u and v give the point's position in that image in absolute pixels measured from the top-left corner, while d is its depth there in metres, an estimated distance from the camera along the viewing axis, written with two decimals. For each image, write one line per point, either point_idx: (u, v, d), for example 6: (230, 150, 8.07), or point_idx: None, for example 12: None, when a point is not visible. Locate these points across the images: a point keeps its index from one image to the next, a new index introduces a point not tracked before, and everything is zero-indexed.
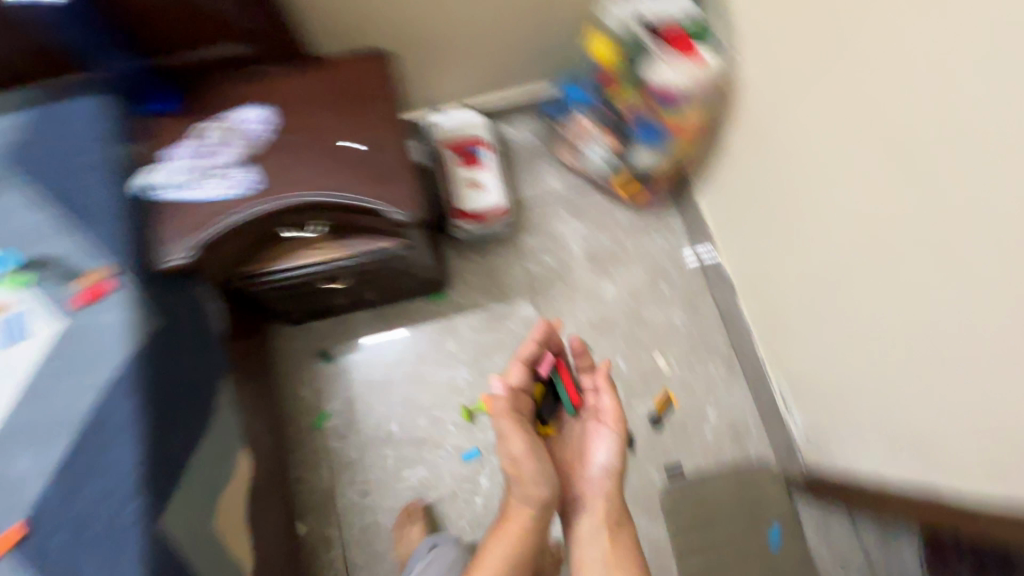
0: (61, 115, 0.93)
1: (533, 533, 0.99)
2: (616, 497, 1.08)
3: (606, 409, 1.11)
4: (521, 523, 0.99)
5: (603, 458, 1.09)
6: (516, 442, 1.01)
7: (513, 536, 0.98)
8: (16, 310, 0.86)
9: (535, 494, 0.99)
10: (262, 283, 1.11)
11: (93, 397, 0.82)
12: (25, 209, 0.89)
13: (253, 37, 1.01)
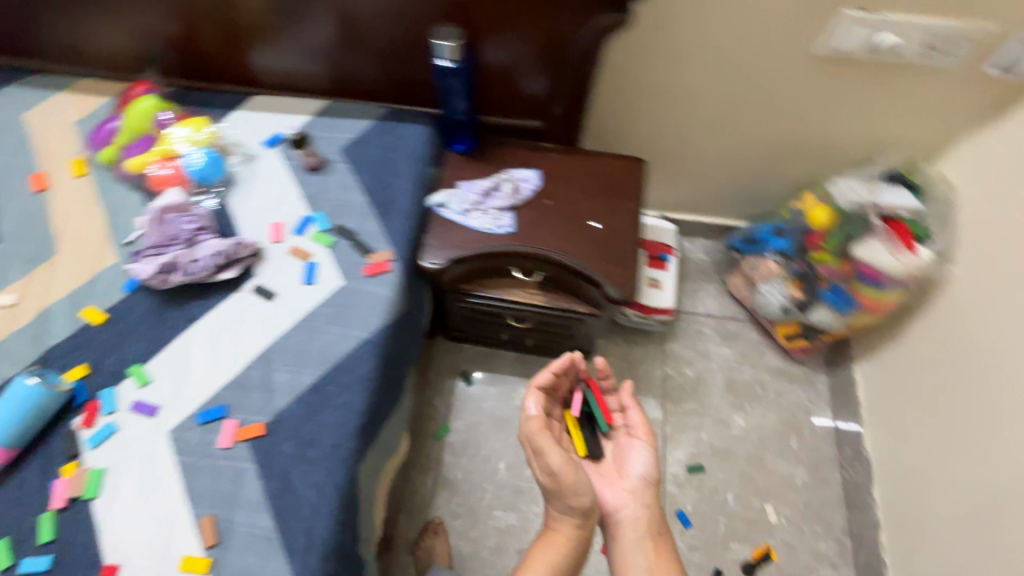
0: (401, 134, 1.21)
1: (571, 544, 1.01)
2: (652, 507, 1.05)
3: (635, 426, 1.12)
4: (562, 532, 1.02)
5: (637, 470, 1.07)
6: (557, 457, 1.00)
7: (556, 545, 1.01)
8: (316, 260, 1.08)
9: (578, 503, 0.99)
10: (465, 299, 1.28)
11: (346, 348, 1.00)
12: (351, 190, 1.15)
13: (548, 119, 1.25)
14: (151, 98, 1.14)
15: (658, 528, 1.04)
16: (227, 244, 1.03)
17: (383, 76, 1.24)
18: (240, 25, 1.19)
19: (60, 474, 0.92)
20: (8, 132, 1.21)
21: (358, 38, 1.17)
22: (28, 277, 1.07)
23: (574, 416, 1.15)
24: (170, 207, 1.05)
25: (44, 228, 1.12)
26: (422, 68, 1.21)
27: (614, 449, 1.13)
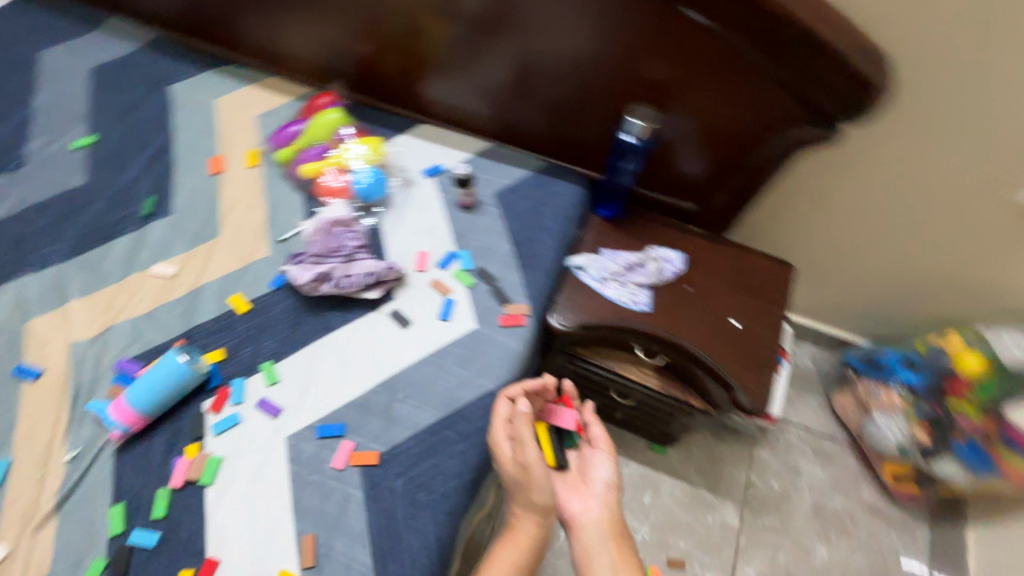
0: (555, 191, 1.23)
1: (527, 549, 0.86)
2: (615, 513, 0.92)
3: (597, 437, 1.00)
4: (518, 537, 0.87)
5: (600, 477, 0.95)
6: (530, 456, 0.88)
7: (514, 550, 0.86)
8: (454, 298, 1.09)
9: (539, 499, 0.87)
10: (575, 362, 1.23)
11: (471, 396, 1.00)
12: (499, 235, 1.16)
13: (702, 205, 1.23)
14: (337, 112, 1.20)
15: (621, 534, 0.90)
16: (381, 266, 1.07)
17: (547, 132, 1.26)
18: (427, 59, 1.24)
19: (182, 452, 0.95)
20: (198, 113, 1.30)
21: (537, 93, 1.19)
22: (188, 252, 1.13)
23: (547, 424, 0.99)
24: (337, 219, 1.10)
25: (211, 208, 1.18)
26: (589, 132, 1.21)
27: (580, 460, 1.00)
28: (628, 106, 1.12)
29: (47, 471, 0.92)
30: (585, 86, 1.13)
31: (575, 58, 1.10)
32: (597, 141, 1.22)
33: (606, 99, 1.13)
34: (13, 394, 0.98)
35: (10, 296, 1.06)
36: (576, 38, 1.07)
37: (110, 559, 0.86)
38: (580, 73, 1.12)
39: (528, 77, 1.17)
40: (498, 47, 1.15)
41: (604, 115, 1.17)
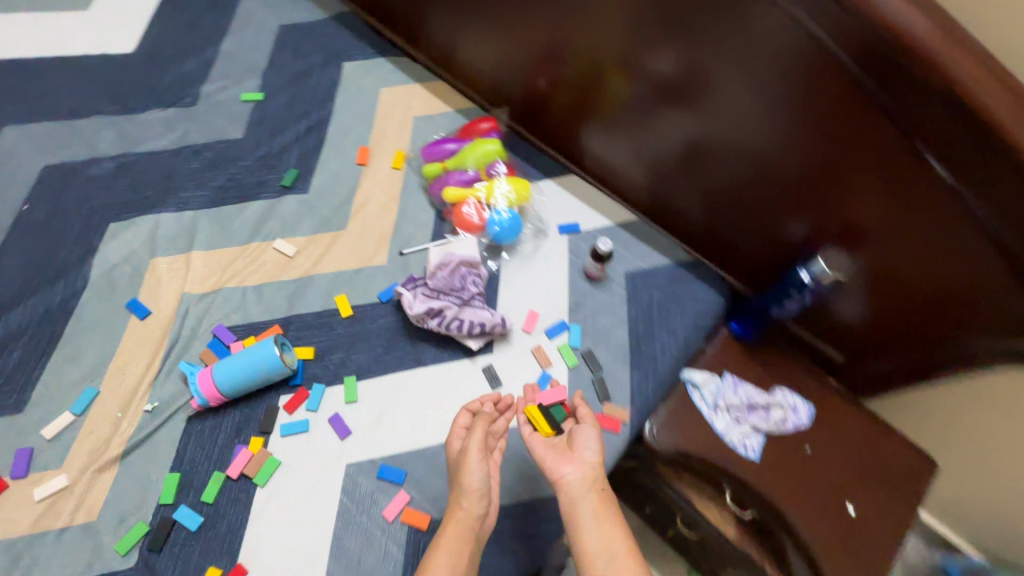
0: (692, 292, 1.12)
1: (465, 528, 0.76)
2: (597, 476, 0.75)
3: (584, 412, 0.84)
4: (461, 511, 0.77)
5: (583, 446, 0.78)
6: (468, 448, 0.80)
7: (456, 534, 0.76)
8: (553, 374, 1.01)
9: (470, 486, 0.78)
10: (650, 477, 1.08)
11: (540, 491, 0.93)
12: (618, 321, 1.07)
13: (853, 356, 1.07)
14: (495, 143, 1.14)
15: (603, 492, 0.74)
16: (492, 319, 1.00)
17: (700, 223, 1.10)
18: (592, 107, 1.11)
19: (247, 442, 0.93)
20: (362, 98, 1.29)
21: (703, 182, 1.03)
22: (312, 236, 1.12)
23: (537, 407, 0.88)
24: (464, 257, 1.05)
25: (345, 197, 1.17)
26: (750, 241, 1.05)
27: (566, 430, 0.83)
28: (808, 232, 0.96)
29: (126, 413, 0.93)
30: (764, 195, 0.96)
31: (763, 165, 0.92)
32: (755, 253, 1.06)
33: (785, 217, 0.96)
34: (119, 326, 1.00)
35: (145, 228, 1.09)
36: (773, 145, 0.89)
37: (152, 526, 0.86)
38: (763, 181, 0.95)
39: (698, 165, 1.02)
40: (675, 123, 0.99)
41: (776, 232, 1.00)
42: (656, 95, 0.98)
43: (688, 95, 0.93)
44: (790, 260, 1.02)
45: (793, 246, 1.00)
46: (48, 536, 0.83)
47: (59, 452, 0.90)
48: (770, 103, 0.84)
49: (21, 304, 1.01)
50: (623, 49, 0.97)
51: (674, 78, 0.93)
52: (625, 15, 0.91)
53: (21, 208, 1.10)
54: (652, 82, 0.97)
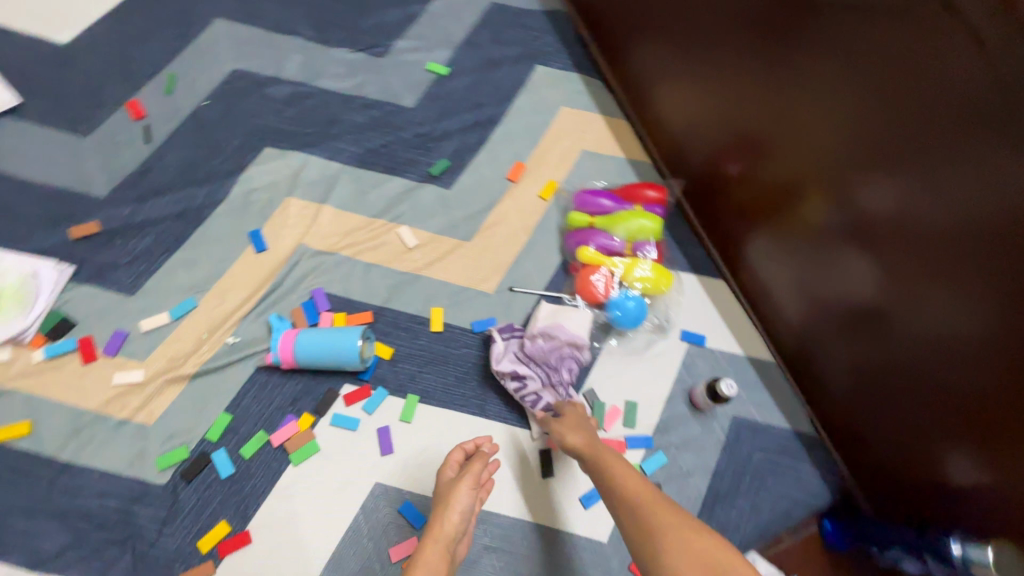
0: (797, 472, 0.97)
1: (443, 547, 0.71)
2: (591, 450, 0.76)
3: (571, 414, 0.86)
4: (444, 527, 0.73)
5: (567, 436, 0.80)
6: (461, 479, 0.77)
7: (432, 554, 0.70)
8: None
9: (455, 509, 0.74)
10: None
11: None
12: (701, 466, 0.95)
13: None
14: (655, 222, 1.02)
15: (600, 458, 0.73)
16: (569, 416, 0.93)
17: (845, 400, 0.91)
18: (778, 212, 0.93)
19: (298, 414, 0.93)
20: (539, 110, 1.22)
21: (868, 354, 0.83)
22: (436, 235, 1.09)
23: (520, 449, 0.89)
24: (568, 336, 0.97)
25: (481, 208, 1.12)
26: (881, 439, 0.86)
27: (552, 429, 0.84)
28: (981, 483, 0.72)
29: (210, 337, 0.97)
30: (938, 410, 0.74)
31: (953, 375, 0.71)
32: (899, 469, 0.84)
33: (953, 446, 0.74)
34: (237, 249, 1.03)
35: (293, 164, 1.11)
36: (978, 359, 0.67)
37: (192, 454, 0.90)
38: (944, 392, 0.73)
39: (872, 333, 0.81)
40: (865, 272, 0.79)
41: (934, 460, 0.77)
42: (853, 231, 0.79)
43: (892, 247, 0.74)
44: (941, 503, 0.78)
45: (951, 489, 0.76)
46: (112, 421, 0.90)
47: (147, 346, 0.95)
48: (983, 301, 0.65)
49: (168, 194, 1.06)
50: (832, 163, 0.79)
51: (877, 218, 0.75)
52: (851, 126, 0.74)
53: (201, 102, 1.15)
54: (856, 214, 0.78)
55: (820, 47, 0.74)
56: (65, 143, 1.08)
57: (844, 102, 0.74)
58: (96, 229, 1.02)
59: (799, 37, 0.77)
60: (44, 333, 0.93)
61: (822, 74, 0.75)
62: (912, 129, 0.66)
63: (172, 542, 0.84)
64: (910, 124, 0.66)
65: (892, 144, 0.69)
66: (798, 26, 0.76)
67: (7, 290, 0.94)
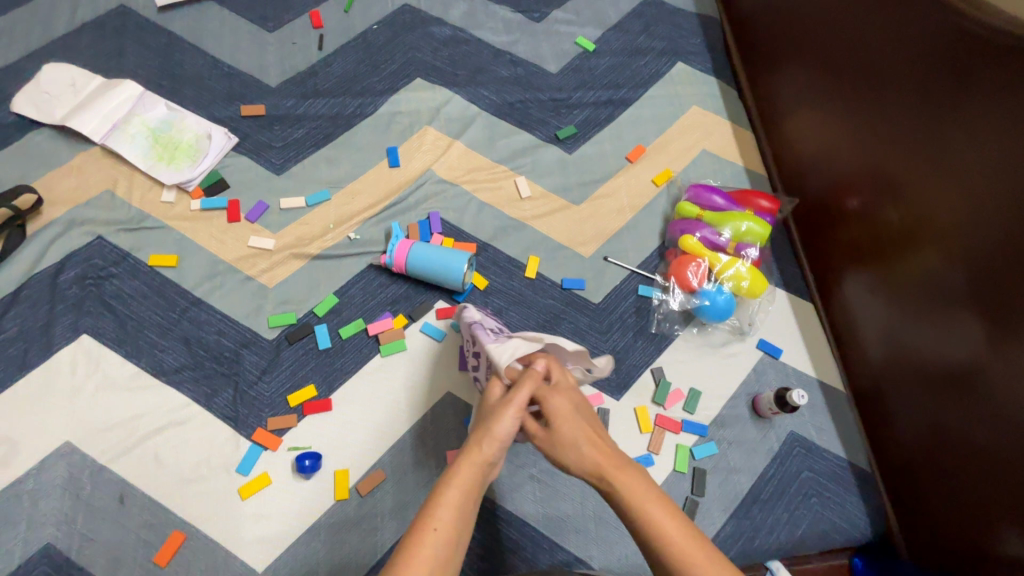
0: (841, 502, 0.97)
1: (476, 468, 0.65)
2: (599, 470, 0.67)
3: (560, 403, 0.71)
4: (482, 447, 0.66)
5: (563, 454, 0.69)
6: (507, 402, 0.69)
7: (465, 478, 0.64)
8: (655, 462, 0.96)
9: (495, 432, 0.67)
10: None
11: (573, 548, 0.90)
12: (749, 467, 0.97)
13: None
14: (764, 228, 1.06)
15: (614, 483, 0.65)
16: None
17: (908, 450, 0.92)
18: (889, 258, 0.95)
19: (394, 314, 1.03)
20: (671, 104, 1.27)
21: (948, 413, 0.84)
22: (548, 192, 1.16)
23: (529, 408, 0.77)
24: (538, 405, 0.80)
25: (596, 178, 1.18)
26: (939, 489, 0.86)
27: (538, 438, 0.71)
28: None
29: (335, 228, 1.08)
30: (1008, 484, 0.75)
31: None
32: (946, 527, 0.85)
33: (1009, 522, 0.75)
34: (374, 160, 1.14)
35: (438, 99, 1.21)
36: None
37: (298, 322, 1.00)
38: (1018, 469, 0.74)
39: (958, 394, 0.82)
40: (971, 336, 0.80)
41: (986, 531, 0.79)
42: (970, 293, 0.80)
43: (1010, 318, 0.74)
44: (981, 562, 0.80)
45: (995, 561, 0.78)
46: (240, 275, 1.02)
47: (281, 221, 1.07)
48: None
49: (326, 98, 1.18)
50: (967, 221, 0.80)
51: (999, 260, 0.76)
52: (1003, 190, 0.74)
53: (371, 26, 1.26)
54: (979, 276, 0.79)
55: (996, 103, 0.75)
56: (253, 35, 1.22)
57: (1003, 164, 0.74)
58: (262, 112, 1.15)
59: (976, 88, 0.77)
60: (203, 187, 1.07)
61: (989, 131, 0.76)
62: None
63: (266, 390, 0.95)
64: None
65: None
66: (979, 77, 0.77)
67: (183, 144, 1.09)
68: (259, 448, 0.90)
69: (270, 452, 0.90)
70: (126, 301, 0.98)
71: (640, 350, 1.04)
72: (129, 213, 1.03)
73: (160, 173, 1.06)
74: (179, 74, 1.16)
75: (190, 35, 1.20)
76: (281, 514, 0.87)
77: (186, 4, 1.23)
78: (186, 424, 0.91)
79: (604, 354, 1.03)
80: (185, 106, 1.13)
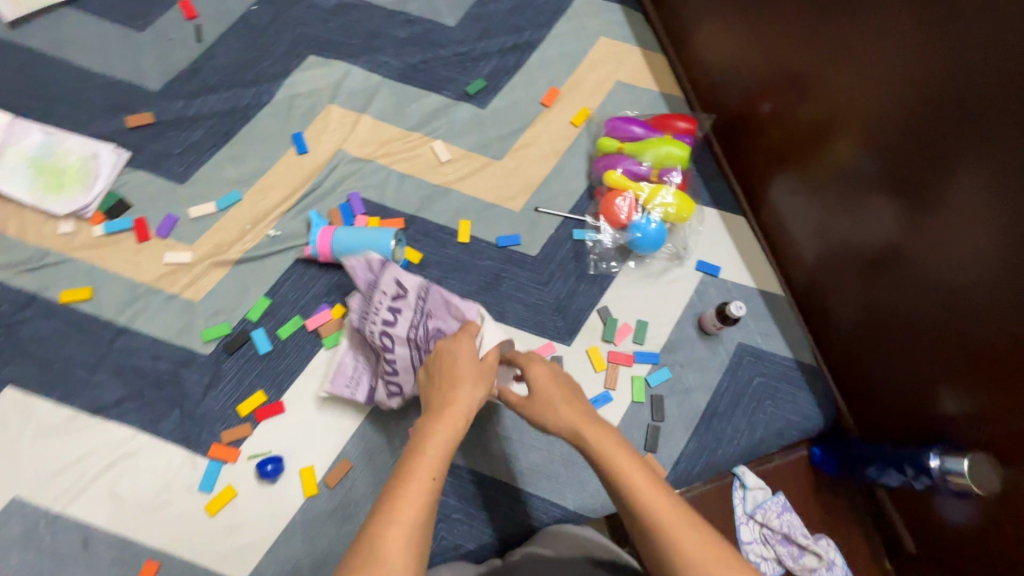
0: (795, 400, 1.02)
1: (451, 428, 0.64)
2: (575, 430, 0.67)
3: (546, 387, 0.72)
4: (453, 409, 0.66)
5: (545, 416, 0.70)
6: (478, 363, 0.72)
7: (442, 441, 0.63)
8: (613, 398, 0.99)
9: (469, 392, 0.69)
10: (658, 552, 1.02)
11: (547, 495, 0.92)
12: (704, 384, 1.01)
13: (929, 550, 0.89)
14: (684, 149, 1.05)
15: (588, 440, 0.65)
16: (353, 378, 0.93)
17: (849, 337, 0.95)
18: (807, 157, 0.96)
19: (330, 304, 1.00)
20: (578, 39, 1.23)
21: (879, 295, 0.87)
22: (468, 151, 1.13)
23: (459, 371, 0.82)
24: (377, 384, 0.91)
25: (514, 129, 1.15)
26: (879, 368, 0.91)
27: (522, 405, 0.73)
28: (963, 417, 0.78)
29: (253, 229, 1.03)
30: (939, 348, 0.79)
31: (962, 316, 0.75)
32: (889, 401, 0.90)
33: (942, 383, 0.80)
34: (280, 149, 1.09)
35: (336, 74, 1.15)
36: (989, 301, 0.71)
37: (234, 331, 0.97)
38: (948, 332, 0.77)
39: (888, 274, 0.85)
40: (888, 215, 0.82)
41: (923, 396, 0.83)
42: (887, 173, 0.81)
43: (922, 191, 0.77)
44: (920, 427, 0.85)
45: (933, 421, 0.82)
46: (162, 295, 0.98)
47: (195, 231, 1.02)
48: (995, 206, 0.68)
49: (217, 93, 1.11)
50: (869, 104, 0.81)
51: (902, 133, 0.77)
52: (900, 67, 0.75)
53: (250, 7, 1.18)
54: (886, 156, 0.81)
55: None
56: (121, 38, 1.12)
57: (890, 41, 0.75)
58: (150, 120, 1.07)
59: None
60: (103, 211, 1.00)
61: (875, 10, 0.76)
62: (965, 69, 0.68)
63: (214, 405, 0.93)
64: (960, 66, 0.68)
65: (931, 67, 0.71)
66: None
67: (70, 168, 1.02)
68: (217, 464, 0.89)
69: (230, 465, 0.89)
70: (46, 343, 0.93)
71: (584, 294, 1.04)
72: (27, 253, 0.97)
73: (53, 204, 0.99)
74: (51, 93, 1.07)
75: (53, 49, 1.10)
76: (255, 521, 0.87)
77: (40, 13, 1.12)
78: (137, 454, 0.89)
79: (550, 305, 1.03)
80: (64, 127, 1.05)
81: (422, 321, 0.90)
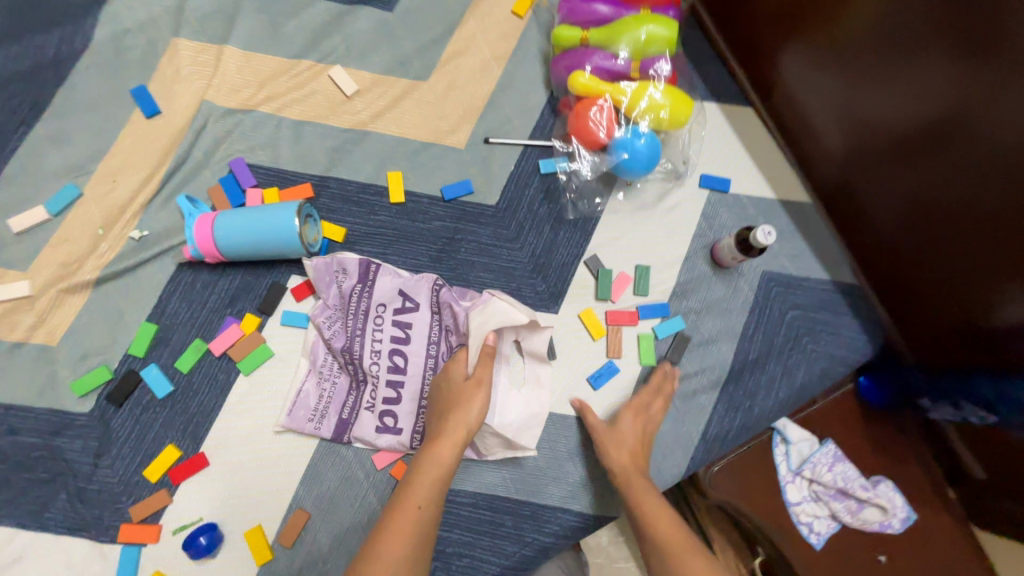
0: (838, 330, 0.84)
1: (442, 461, 0.64)
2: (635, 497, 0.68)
3: (627, 432, 0.73)
4: (446, 442, 0.65)
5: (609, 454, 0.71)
6: (473, 387, 0.69)
7: (430, 475, 0.63)
8: (621, 367, 0.79)
9: (461, 423, 0.67)
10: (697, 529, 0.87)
11: (560, 500, 0.75)
12: (726, 331, 0.82)
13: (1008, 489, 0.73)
14: (670, 29, 0.78)
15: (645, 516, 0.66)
16: (320, 410, 0.74)
17: (886, 241, 0.76)
18: (826, 14, 0.70)
19: (240, 316, 0.76)
20: None
21: (930, 187, 0.66)
22: (382, 76, 0.83)
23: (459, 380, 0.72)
24: (370, 417, 0.74)
25: (438, 34, 0.85)
26: (931, 280, 0.71)
27: (596, 431, 0.73)
28: None
29: (108, 233, 0.75)
30: (1004, 247, 0.61)
31: None
32: (945, 318, 0.72)
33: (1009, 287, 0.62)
34: (119, 114, 0.78)
35: None
36: None
37: (117, 375, 0.73)
38: (1022, 222, 0.58)
39: (940, 153, 0.64)
40: (943, 76, 0.60)
41: (978, 305, 0.66)
42: (951, 8, 0.57)
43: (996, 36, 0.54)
44: (989, 346, 0.67)
45: (997, 336, 0.66)
46: (4, 345, 0.72)
47: (27, 250, 0.74)
48: None
49: (5, 45, 0.77)
50: None
51: None
52: None
53: None
54: None
55: None
56: None
57: None
58: None
59: None
60: None
61: None
62: None
63: (111, 475, 0.71)
64: None
65: None
66: None
67: None
68: (134, 548, 0.69)
69: (152, 545, 0.69)
70: None
71: (565, 244, 0.81)
72: None
73: None
74: None
75: None
76: None
77: None
78: (24, 558, 0.68)
79: (525, 265, 0.80)
80: None
81: (438, 337, 0.77)
